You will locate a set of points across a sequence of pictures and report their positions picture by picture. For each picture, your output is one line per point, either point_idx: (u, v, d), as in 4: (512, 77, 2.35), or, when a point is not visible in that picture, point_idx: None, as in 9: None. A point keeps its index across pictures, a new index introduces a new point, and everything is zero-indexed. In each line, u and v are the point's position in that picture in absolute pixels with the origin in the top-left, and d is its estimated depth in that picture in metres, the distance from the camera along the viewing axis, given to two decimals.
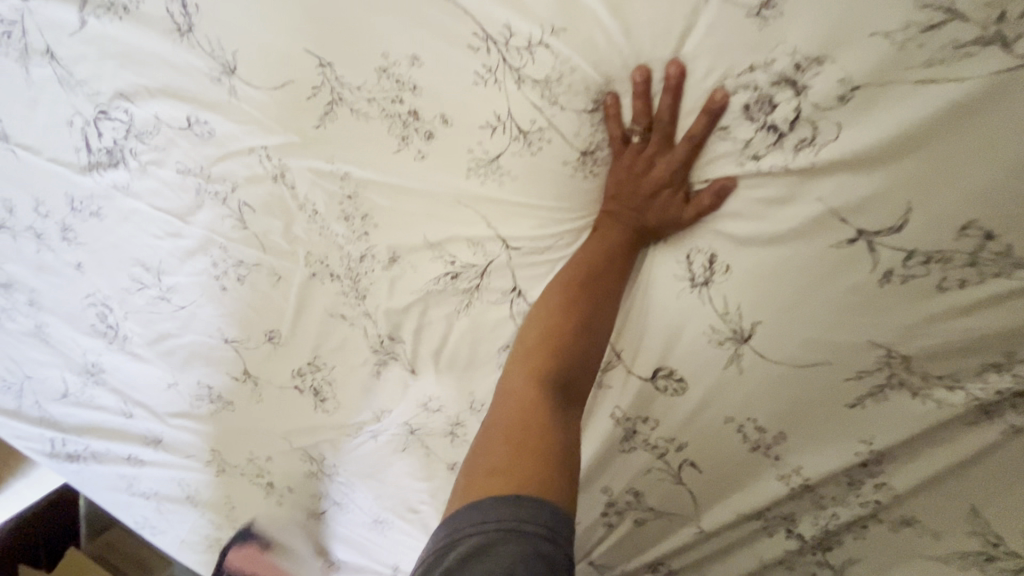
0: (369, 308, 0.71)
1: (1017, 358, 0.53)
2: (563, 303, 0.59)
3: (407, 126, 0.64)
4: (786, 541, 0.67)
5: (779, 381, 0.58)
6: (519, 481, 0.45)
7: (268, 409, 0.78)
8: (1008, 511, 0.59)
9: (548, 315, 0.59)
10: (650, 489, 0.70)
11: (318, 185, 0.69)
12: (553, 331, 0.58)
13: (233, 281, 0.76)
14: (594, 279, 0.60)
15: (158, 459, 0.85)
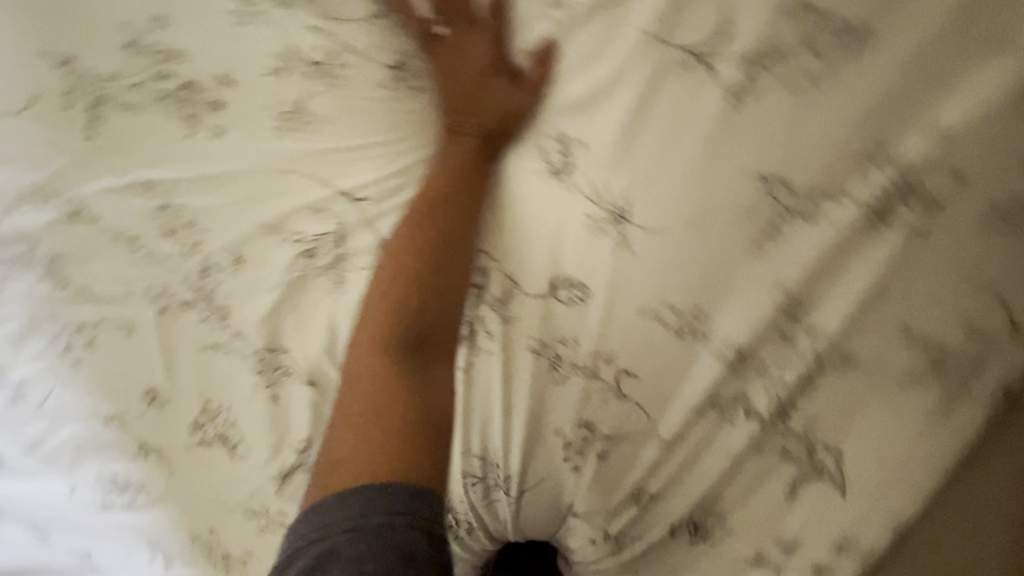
0: (237, 327, 0.66)
1: (890, 149, 0.50)
2: (403, 249, 0.59)
3: (185, 102, 0.61)
4: (747, 425, 0.64)
5: (671, 249, 0.56)
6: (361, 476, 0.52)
7: (207, 457, 0.77)
8: (931, 314, 0.56)
9: (392, 266, 0.59)
10: (598, 414, 0.67)
11: (121, 204, 0.63)
12: (402, 279, 0.59)
13: (83, 349, 0.72)
14: (441, 205, 0.58)
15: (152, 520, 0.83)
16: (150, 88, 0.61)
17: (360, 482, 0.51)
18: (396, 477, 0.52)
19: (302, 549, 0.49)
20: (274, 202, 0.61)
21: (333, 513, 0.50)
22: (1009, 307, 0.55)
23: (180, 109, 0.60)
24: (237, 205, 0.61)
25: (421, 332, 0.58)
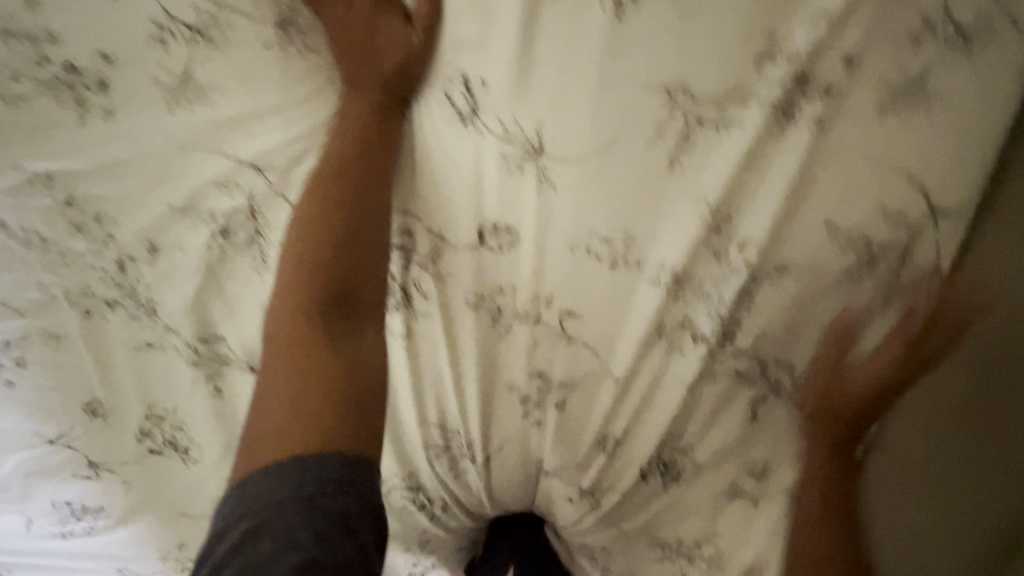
0: (167, 320, 0.65)
1: (780, 42, 0.52)
2: (312, 218, 0.59)
3: (72, 85, 0.58)
4: (696, 351, 0.64)
5: (589, 177, 0.56)
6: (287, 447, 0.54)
7: (161, 468, 0.76)
8: (846, 204, 0.56)
9: (303, 237, 0.60)
10: (549, 363, 0.66)
11: (25, 205, 0.61)
12: (319, 242, 0.60)
13: (17, 372, 0.70)
14: (347, 163, 0.59)
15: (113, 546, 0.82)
16: (31, 77, 0.58)
17: (287, 454, 0.54)
18: (320, 446, 0.54)
19: (229, 530, 0.52)
20: (179, 185, 0.60)
21: (259, 490, 0.53)
22: (924, 186, 0.55)
23: (69, 94, 0.58)
24: (140, 190, 0.60)
25: (345, 293, 0.60)
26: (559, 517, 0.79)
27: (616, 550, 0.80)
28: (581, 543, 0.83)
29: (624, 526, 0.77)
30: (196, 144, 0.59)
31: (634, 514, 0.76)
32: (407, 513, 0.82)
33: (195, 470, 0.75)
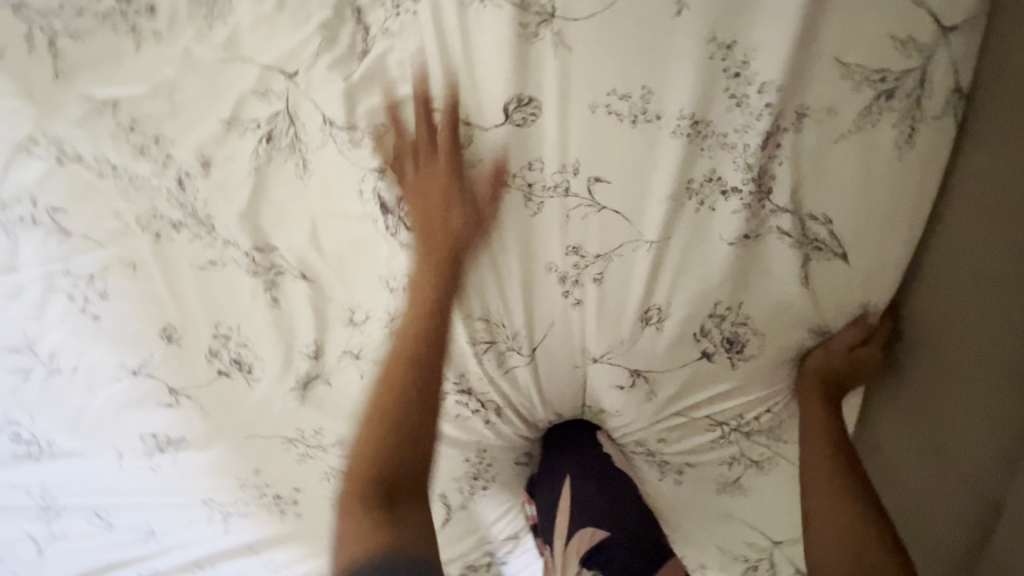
0: (224, 235, 0.73)
1: None
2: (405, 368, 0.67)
3: (124, 14, 0.68)
4: (728, 203, 0.67)
5: (603, 35, 0.62)
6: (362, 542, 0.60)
7: (228, 391, 0.81)
8: (855, 37, 0.61)
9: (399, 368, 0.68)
10: (585, 237, 0.68)
11: (99, 133, 0.71)
12: (376, 455, 0.64)
13: (100, 302, 0.78)
14: (404, 391, 0.66)
15: (195, 475, 0.88)
16: (92, 12, 0.68)
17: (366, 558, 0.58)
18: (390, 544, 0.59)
19: None
20: (223, 99, 0.68)
21: None
22: (928, 5, 0.60)
23: (124, 23, 0.68)
24: (195, 108, 0.69)
25: (407, 444, 0.65)
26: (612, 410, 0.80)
27: (674, 440, 0.81)
28: (640, 441, 0.83)
29: (677, 406, 0.78)
30: (236, 57, 0.67)
31: (688, 393, 0.77)
32: (466, 423, 0.81)
33: (261, 388, 0.80)
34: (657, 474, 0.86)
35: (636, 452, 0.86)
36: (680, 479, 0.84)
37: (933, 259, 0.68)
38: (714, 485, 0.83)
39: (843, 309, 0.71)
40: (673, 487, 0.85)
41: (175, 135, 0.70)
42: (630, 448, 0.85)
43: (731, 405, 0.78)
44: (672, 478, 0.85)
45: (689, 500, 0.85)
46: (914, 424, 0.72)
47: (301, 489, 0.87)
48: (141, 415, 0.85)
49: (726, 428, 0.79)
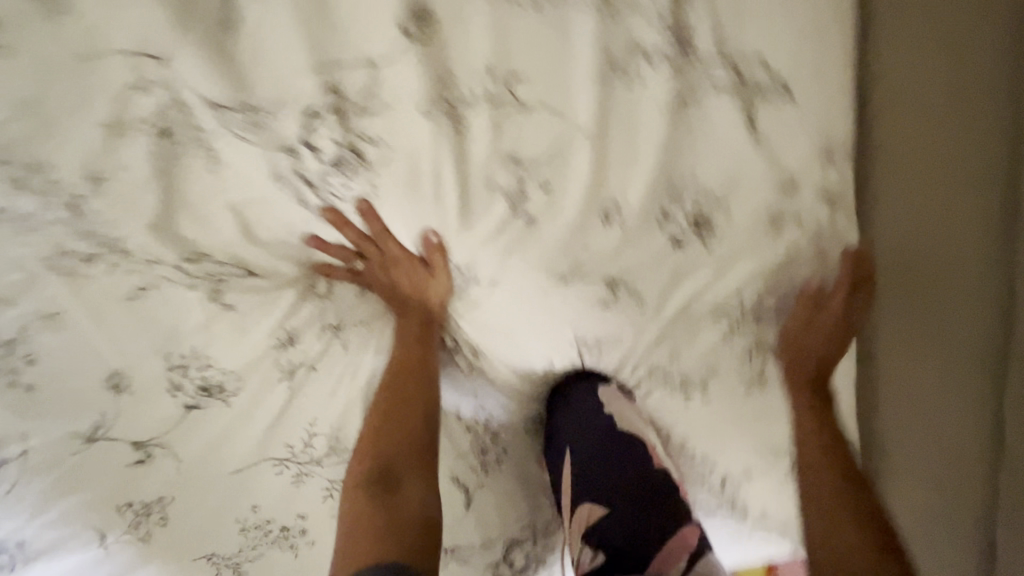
0: (145, 253, 0.68)
1: None
2: (406, 366, 0.77)
3: None
4: (656, 69, 0.64)
5: None
6: (374, 530, 0.65)
7: (203, 420, 0.77)
8: None
9: (399, 368, 0.76)
10: (519, 141, 0.65)
11: None
12: (389, 424, 0.74)
13: (27, 367, 0.71)
14: (406, 404, 0.75)
15: (189, 526, 0.82)
16: None
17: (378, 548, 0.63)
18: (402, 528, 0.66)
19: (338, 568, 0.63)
20: (95, 101, 0.61)
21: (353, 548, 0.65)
22: None
23: None
24: (65, 120, 0.62)
25: (406, 430, 0.74)
26: (606, 339, 0.78)
27: (686, 350, 0.78)
28: (650, 364, 0.80)
29: (673, 309, 0.76)
30: (91, 52, 0.60)
31: (673, 295, 0.75)
32: (451, 375, 0.82)
33: (239, 404, 0.77)
34: (680, 401, 0.81)
35: (651, 388, 0.82)
36: (707, 399, 0.80)
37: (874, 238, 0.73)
38: (735, 382, 0.79)
39: (809, 155, 0.68)
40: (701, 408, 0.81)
41: (51, 157, 0.63)
42: (644, 380, 0.82)
43: (726, 297, 0.75)
44: (696, 399, 0.80)
45: (720, 416, 0.81)
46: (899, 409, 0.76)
47: (306, 513, 0.84)
48: (110, 486, 0.78)
49: (732, 317, 0.76)
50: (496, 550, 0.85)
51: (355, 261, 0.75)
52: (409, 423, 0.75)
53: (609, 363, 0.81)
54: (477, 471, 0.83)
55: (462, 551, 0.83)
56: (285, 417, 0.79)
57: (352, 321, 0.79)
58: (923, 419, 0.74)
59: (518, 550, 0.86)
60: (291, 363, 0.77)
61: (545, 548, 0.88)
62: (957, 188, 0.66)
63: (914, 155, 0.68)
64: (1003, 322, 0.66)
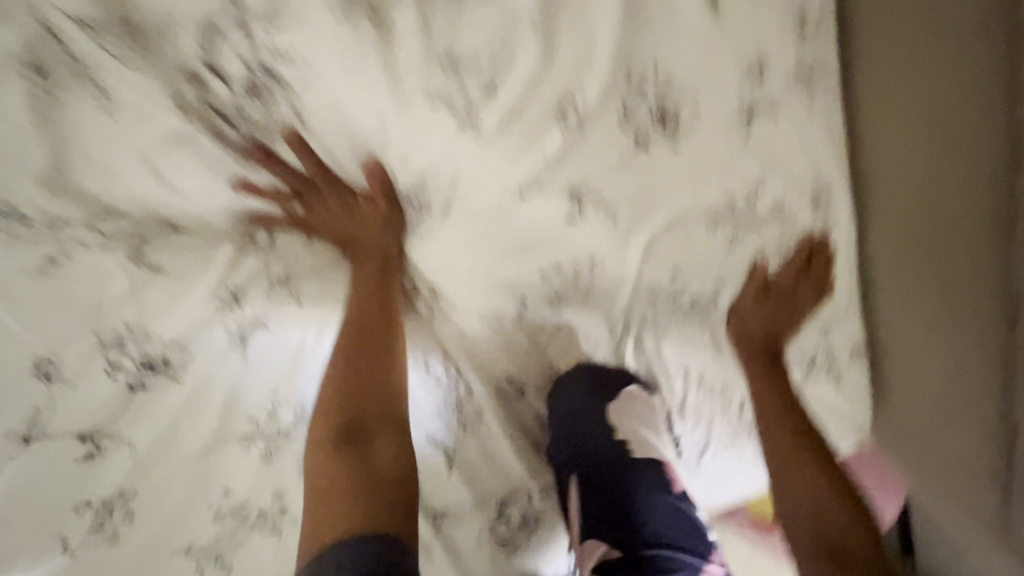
0: (59, 217, 0.63)
1: None
2: (363, 318, 0.71)
3: None
4: None
5: None
6: (346, 502, 0.61)
7: (154, 402, 0.71)
8: None
9: (357, 321, 0.71)
10: (451, 42, 0.60)
11: None
12: (352, 383, 0.70)
13: None
14: (368, 360, 0.70)
15: (147, 522, 0.72)
16: None
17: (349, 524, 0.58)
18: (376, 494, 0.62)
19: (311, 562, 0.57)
20: None
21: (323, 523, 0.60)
22: None
23: None
24: None
25: (372, 388, 0.70)
26: (584, 264, 0.73)
27: (684, 264, 0.75)
28: (651, 286, 0.75)
29: (655, 217, 0.72)
30: None
31: (652, 205, 0.71)
32: (417, 318, 0.76)
33: (190, 380, 0.71)
34: (682, 328, 0.78)
35: (633, 318, 0.77)
36: (722, 317, 0.78)
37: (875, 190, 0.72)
38: (714, 279, 0.76)
39: (771, 30, 0.65)
40: (718, 326, 0.78)
41: None
42: (652, 309, 0.77)
43: (707, 197, 0.71)
44: (714, 323, 0.78)
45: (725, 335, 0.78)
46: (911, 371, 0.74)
47: (284, 491, 0.75)
48: (56, 489, 0.70)
49: (726, 224, 0.73)
50: (489, 507, 0.78)
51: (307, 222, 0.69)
52: (369, 376, 0.70)
53: (615, 296, 0.76)
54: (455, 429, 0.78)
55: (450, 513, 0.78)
56: (238, 388, 0.72)
57: (311, 274, 0.71)
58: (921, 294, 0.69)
59: (514, 505, 0.79)
60: (237, 324, 0.70)
61: (548, 505, 0.80)
62: (953, 141, 0.62)
63: (918, 110, 0.64)
64: (1000, 278, 0.60)
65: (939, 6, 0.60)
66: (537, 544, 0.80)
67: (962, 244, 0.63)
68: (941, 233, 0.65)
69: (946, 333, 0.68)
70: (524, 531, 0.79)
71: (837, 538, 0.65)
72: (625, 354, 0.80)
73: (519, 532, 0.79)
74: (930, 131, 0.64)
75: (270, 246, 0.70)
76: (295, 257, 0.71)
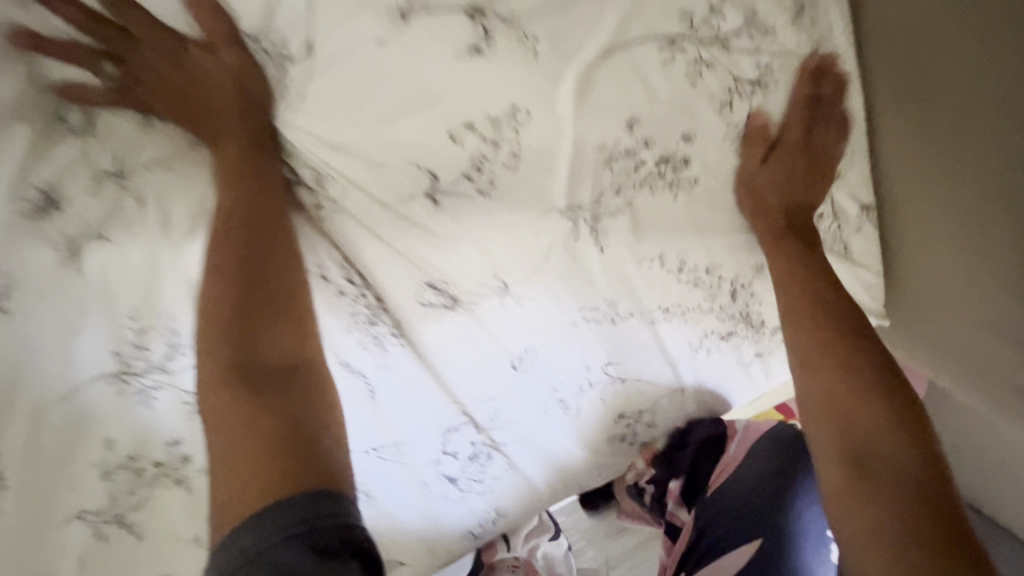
0: None
1: None
2: (242, 241, 0.58)
3: None
4: None
5: None
6: (256, 460, 0.52)
7: None
8: None
9: (232, 245, 0.58)
10: None
11: None
12: (236, 317, 0.58)
13: None
14: (261, 293, 0.59)
15: (33, 481, 0.64)
16: None
17: (272, 491, 0.49)
18: (289, 451, 0.53)
19: (238, 541, 0.46)
20: None
21: (232, 497, 0.50)
22: None
23: None
24: None
25: (262, 323, 0.59)
26: (505, 116, 0.59)
27: (644, 109, 0.62)
28: (608, 145, 0.62)
29: (588, 51, 0.59)
30: None
31: (586, 31, 0.58)
32: (327, 222, 0.62)
33: (21, 309, 0.57)
34: (649, 192, 0.65)
35: (577, 196, 0.63)
36: (695, 178, 0.66)
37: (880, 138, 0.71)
38: (680, 129, 0.63)
39: None
40: (692, 191, 0.66)
41: None
42: (608, 177, 0.63)
43: (656, 15, 0.60)
44: (685, 185, 0.66)
45: (691, 204, 0.67)
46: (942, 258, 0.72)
47: (180, 439, 0.67)
48: None
49: (690, 47, 0.61)
50: (432, 442, 0.72)
51: (136, 91, 0.56)
52: (267, 304, 0.59)
53: (556, 160, 0.61)
54: (371, 348, 0.67)
55: (388, 448, 0.71)
56: (86, 318, 0.60)
57: (166, 166, 0.59)
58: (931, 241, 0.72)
59: (460, 438, 0.73)
60: (63, 236, 0.57)
61: (496, 440, 0.74)
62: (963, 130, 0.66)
63: (923, 21, 0.65)
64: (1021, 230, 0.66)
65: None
66: (486, 478, 0.76)
67: (968, 162, 0.67)
68: (964, 193, 0.68)
69: (969, 223, 0.69)
70: (473, 463, 0.74)
71: (890, 470, 0.62)
72: (584, 250, 0.65)
73: (467, 463, 0.74)
74: (927, 61, 0.66)
75: (89, 128, 0.57)
76: (133, 143, 0.58)
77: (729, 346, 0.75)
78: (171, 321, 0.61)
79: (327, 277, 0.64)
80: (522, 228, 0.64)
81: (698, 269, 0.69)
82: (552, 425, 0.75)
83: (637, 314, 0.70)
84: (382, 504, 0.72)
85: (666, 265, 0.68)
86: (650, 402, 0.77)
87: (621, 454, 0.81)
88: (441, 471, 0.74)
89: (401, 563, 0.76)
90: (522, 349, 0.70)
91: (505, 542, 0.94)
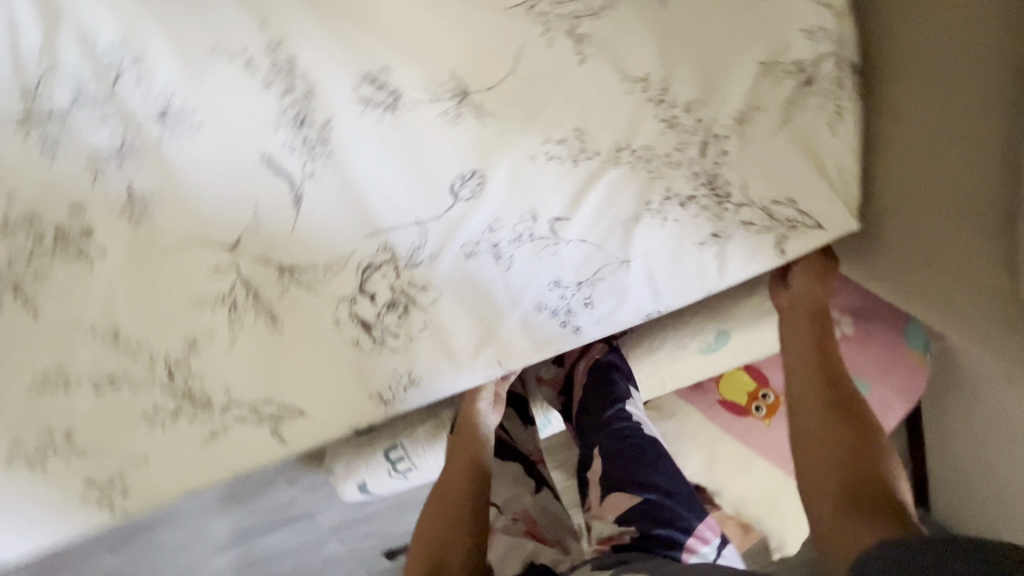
0: None
1: None
2: (449, 477, 0.82)
3: None
4: None
5: None
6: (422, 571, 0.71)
7: None
8: None
9: (458, 458, 0.84)
10: None
11: None
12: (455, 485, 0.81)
13: None
14: (465, 480, 0.82)
15: None
16: None
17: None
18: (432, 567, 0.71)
19: None
20: None
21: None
22: None
23: None
24: None
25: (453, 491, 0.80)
26: None
27: None
28: None
29: None
30: None
31: None
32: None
33: None
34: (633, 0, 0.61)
35: None
36: None
37: (894, 215, 0.66)
38: None
39: None
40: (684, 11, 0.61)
41: None
42: None
43: None
44: None
45: (681, 21, 0.62)
46: (913, 219, 0.63)
47: (83, 207, 0.63)
48: None
49: None
50: (349, 275, 0.68)
51: None
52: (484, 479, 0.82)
53: None
54: (301, 153, 0.62)
55: (305, 271, 0.67)
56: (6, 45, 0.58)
57: None
58: (945, 257, 0.61)
59: (378, 280, 0.68)
60: None
61: (414, 285, 0.69)
62: (931, 156, 0.60)
63: (916, 40, 0.59)
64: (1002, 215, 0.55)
65: (916, 21, 0.59)
66: (400, 329, 0.71)
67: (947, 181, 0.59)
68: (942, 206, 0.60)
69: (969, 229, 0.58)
70: (391, 313, 0.70)
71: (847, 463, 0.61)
72: (559, 41, 0.61)
73: (386, 312, 0.70)
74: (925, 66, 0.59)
75: None
76: None
77: (688, 217, 0.67)
78: (75, 64, 0.59)
79: (253, 64, 0.59)
80: (488, 21, 0.60)
81: (676, 103, 0.64)
82: (481, 272, 0.68)
83: (603, 156, 0.65)
84: (289, 332, 0.70)
85: (646, 91, 0.63)
86: (596, 269, 0.69)
87: (555, 333, 0.72)
88: (355, 312, 0.70)
89: (301, 413, 0.74)
90: (469, 170, 0.64)
91: (495, 506, 0.82)
